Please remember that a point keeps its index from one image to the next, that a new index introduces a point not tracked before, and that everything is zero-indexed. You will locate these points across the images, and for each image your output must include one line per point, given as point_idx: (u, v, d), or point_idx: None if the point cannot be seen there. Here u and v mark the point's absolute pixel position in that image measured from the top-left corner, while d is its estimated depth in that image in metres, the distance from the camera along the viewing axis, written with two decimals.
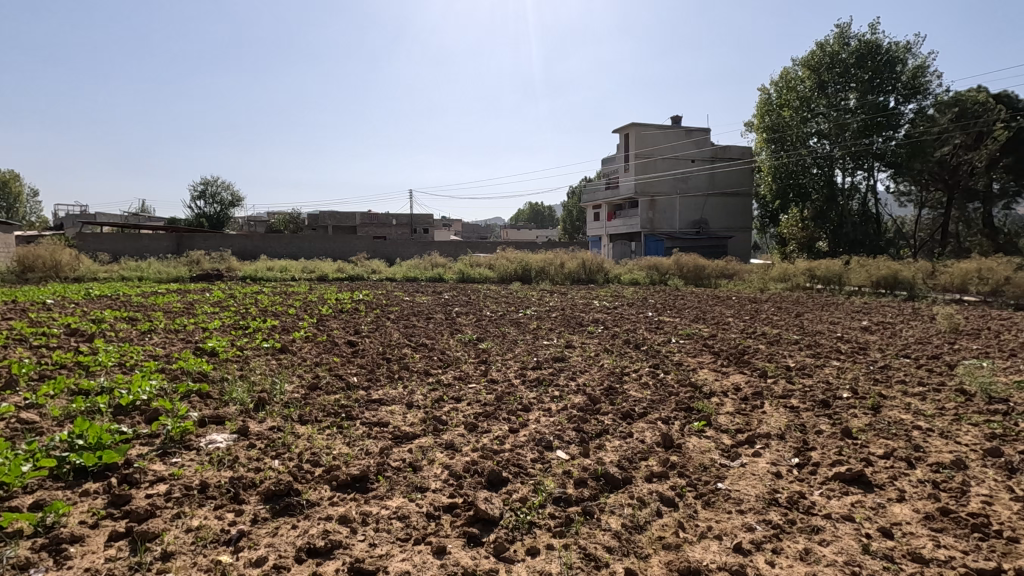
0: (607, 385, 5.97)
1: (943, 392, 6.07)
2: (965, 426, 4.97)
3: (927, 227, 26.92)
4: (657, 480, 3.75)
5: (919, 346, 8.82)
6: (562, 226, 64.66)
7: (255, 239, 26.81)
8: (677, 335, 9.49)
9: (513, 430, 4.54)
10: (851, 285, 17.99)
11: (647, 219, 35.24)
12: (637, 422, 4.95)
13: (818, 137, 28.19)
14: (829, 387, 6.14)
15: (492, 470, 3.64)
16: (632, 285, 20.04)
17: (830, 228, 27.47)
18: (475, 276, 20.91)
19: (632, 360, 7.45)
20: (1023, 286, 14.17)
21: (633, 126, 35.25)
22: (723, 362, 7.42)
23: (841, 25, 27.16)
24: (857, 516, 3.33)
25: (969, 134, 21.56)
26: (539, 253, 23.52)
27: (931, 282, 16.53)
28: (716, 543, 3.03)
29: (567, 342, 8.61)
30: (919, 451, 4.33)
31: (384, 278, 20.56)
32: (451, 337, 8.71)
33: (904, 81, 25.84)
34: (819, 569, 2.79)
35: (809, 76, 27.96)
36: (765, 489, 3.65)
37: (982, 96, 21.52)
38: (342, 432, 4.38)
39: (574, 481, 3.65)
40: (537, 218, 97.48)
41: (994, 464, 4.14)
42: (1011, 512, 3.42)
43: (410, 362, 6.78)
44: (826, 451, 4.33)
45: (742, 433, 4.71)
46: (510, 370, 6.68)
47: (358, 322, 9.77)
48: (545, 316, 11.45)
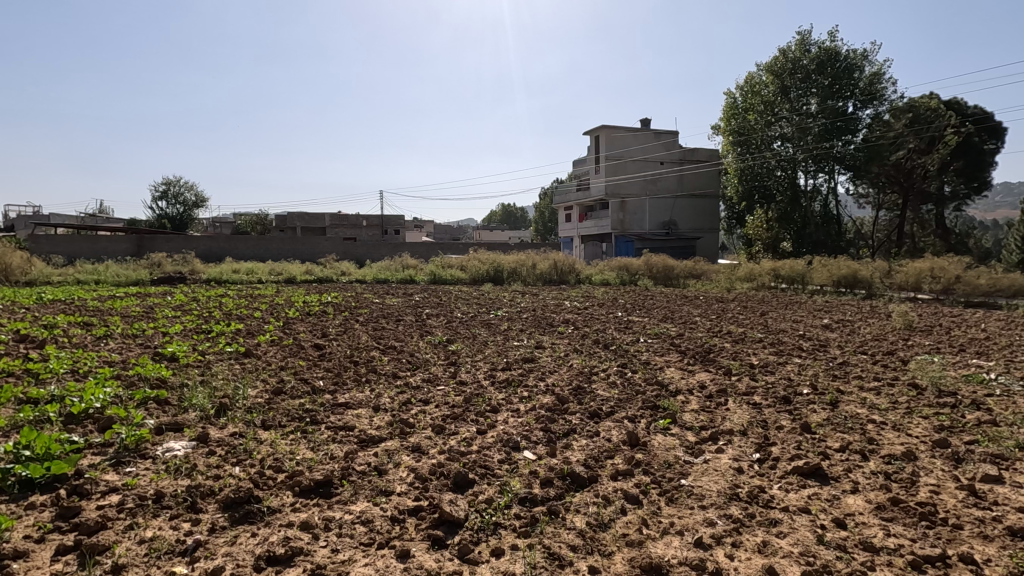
0: (575, 385, 6.02)
1: (896, 386, 6.32)
2: (916, 419, 5.18)
3: (884, 228, 27.92)
4: (623, 479, 3.80)
5: (876, 342, 9.16)
6: (535, 227, 64.92)
7: (221, 241, 26.15)
8: (646, 335, 9.62)
9: (480, 431, 4.54)
10: (813, 284, 18.61)
11: (618, 220, 35.65)
12: (604, 421, 5.00)
13: (781, 141, 28.96)
14: (791, 384, 6.33)
15: (459, 471, 3.63)
16: (603, 286, 20.28)
17: (794, 230, 28.25)
18: (446, 277, 20.79)
19: (600, 359, 7.52)
20: (972, 284, 14.96)
21: (604, 128, 35.65)
22: (689, 360, 7.56)
23: (802, 32, 27.97)
24: (813, 508, 3.43)
25: (923, 139, 22.40)
26: (512, 254, 23.63)
27: (888, 281, 17.10)
28: (677, 538, 3.08)
29: (538, 343, 8.65)
30: (873, 444, 4.50)
31: (355, 280, 20.29)
32: (420, 339, 8.64)
33: (861, 87, 26.78)
34: (776, 560, 2.87)
35: (772, 81, 28.69)
36: (726, 484, 3.73)
37: (934, 102, 22.47)
38: (307, 437, 4.30)
39: (540, 480, 3.67)
40: (510, 219, 97.74)
41: (941, 454, 4.33)
42: (956, 500, 3.59)
43: (378, 365, 6.70)
44: (785, 446, 4.45)
45: (706, 430, 4.81)
46: (479, 371, 6.68)
47: (325, 325, 9.60)
48: (517, 317, 11.46)
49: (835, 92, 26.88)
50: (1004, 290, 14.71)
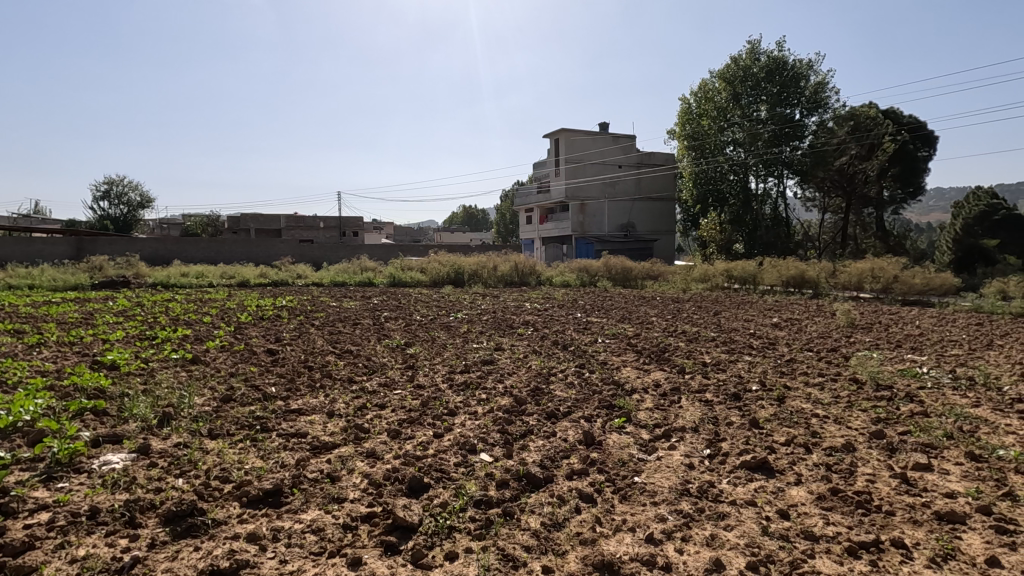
0: (534, 386, 6.06)
1: (839, 381, 6.64)
2: (856, 412, 5.45)
3: (829, 230, 29.21)
4: (577, 478, 3.85)
5: (821, 339, 9.60)
6: (496, 229, 65.03)
7: (168, 243, 25.10)
8: (604, 335, 9.79)
9: (437, 435, 4.51)
10: (763, 284, 19.30)
11: (578, 223, 36.05)
12: (560, 421, 5.05)
13: (733, 146, 29.90)
14: (741, 381, 6.55)
15: (413, 476, 3.60)
16: (563, 287, 20.50)
17: (746, 232, 29.18)
18: (406, 279, 20.58)
19: (559, 360, 7.62)
20: (910, 284, 15.84)
21: (563, 132, 36.03)
22: (645, 360, 7.72)
23: (752, 41, 29.05)
24: (759, 500, 3.56)
25: (863, 146, 23.76)
26: (471, 256, 23.60)
27: (833, 280, 17.87)
28: (630, 534, 3.14)
29: (497, 344, 8.66)
30: (815, 437, 4.70)
31: (311, 283, 19.81)
32: (378, 343, 8.52)
33: (807, 96, 28.02)
34: (723, 552, 2.96)
35: (725, 87, 29.65)
36: (677, 481, 3.82)
37: (873, 111, 23.80)
38: (257, 446, 4.18)
39: (496, 482, 3.68)
40: (472, 221, 97.58)
41: (877, 445, 4.57)
42: (890, 488, 3.79)
43: (333, 370, 6.57)
44: (734, 442, 4.59)
45: (660, 428, 4.92)
46: (437, 374, 6.62)
47: (279, 329, 9.35)
48: (476, 319, 11.45)
49: (783, 100, 28.04)
50: (936, 289, 15.68)
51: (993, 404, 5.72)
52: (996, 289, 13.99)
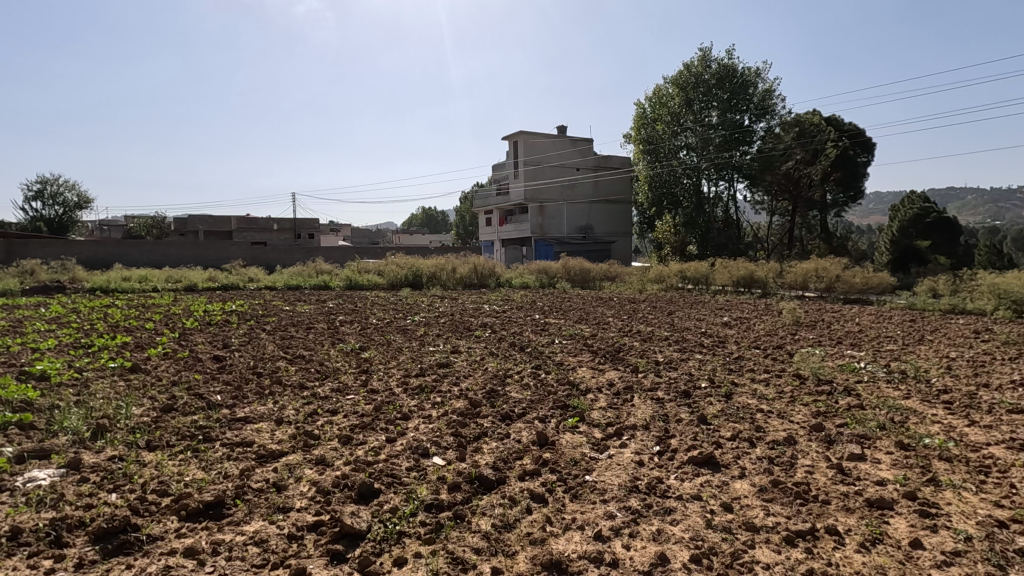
0: (489, 388, 6.06)
1: (783, 377, 6.93)
2: (798, 406, 5.69)
3: (777, 232, 30.41)
4: (530, 478, 3.88)
5: (768, 337, 9.97)
6: (456, 231, 64.80)
7: (109, 245, 23.88)
8: (561, 336, 9.89)
9: (390, 439, 4.46)
10: (715, 284, 19.91)
11: (537, 224, 36.25)
12: (515, 422, 5.08)
13: (686, 150, 30.73)
14: (691, 378, 6.74)
15: (363, 482, 3.54)
16: (522, 289, 20.60)
17: (699, 234, 30.03)
18: (363, 283, 20.22)
19: (515, 361, 7.66)
20: (851, 283, 16.60)
21: (521, 134, 36.20)
22: (600, 359, 7.84)
23: (703, 49, 29.95)
24: (704, 494, 3.67)
25: (808, 151, 24.88)
26: (430, 258, 23.39)
27: (781, 280, 18.55)
28: (578, 533, 3.18)
29: (453, 347, 8.62)
30: (759, 431, 4.89)
31: (264, 287, 19.22)
32: (331, 347, 8.35)
33: (755, 103, 29.14)
34: (669, 546, 3.04)
35: (678, 93, 30.47)
36: (627, 478, 3.89)
37: (816, 118, 25.04)
38: (199, 456, 4.02)
39: (448, 486, 3.65)
40: (431, 223, 96.90)
41: (816, 437, 4.79)
42: (827, 478, 3.98)
43: (283, 376, 6.38)
44: (683, 438, 4.72)
45: (612, 426, 5.01)
46: (392, 378, 6.54)
47: (227, 335, 9.02)
48: (434, 322, 11.36)
49: (732, 106, 29.08)
50: (875, 287, 16.45)
51: (922, 396, 6.09)
52: (928, 287, 14.87)
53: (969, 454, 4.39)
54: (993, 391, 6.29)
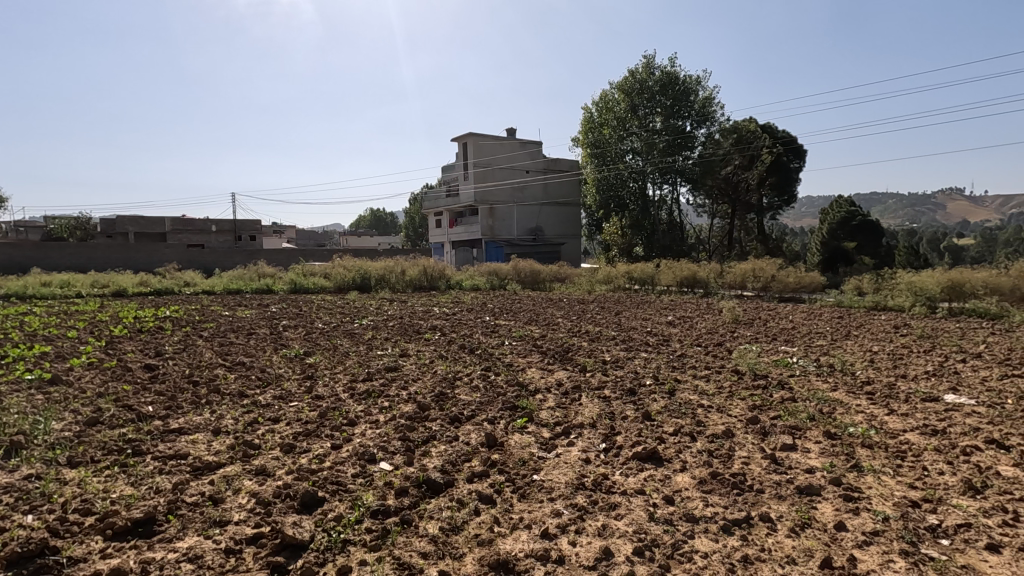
0: (438, 392, 6.01)
1: (723, 372, 7.23)
2: (736, 401, 5.95)
3: (718, 234, 31.67)
4: (478, 480, 3.88)
5: (709, 335, 10.37)
6: (405, 232, 63.88)
7: (26, 248, 22.17)
8: (510, 338, 9.93)
9: (335, 446, 4.35)
10: (660, 284, 20.51)
11: (487, 226, 36.25)
12: (464, 425, 5.07)
13: (632, 154, 31.55)
14: (637, 377, 6.92)
15: (306, 491, 3.44)
16: (472, 291, 20.54)
17: (645, 236, 30.86)
18: (309, 286, 19.60)
19: (465, 364, 7.64)
20: (785, 283, 17.50)
21: (471, 136, 36.12)
22: (549, 360, 7.93)
23: (647, 56, 30.85)
24: (648, 489, 3.78)
25: (745, 156, 26.10)
26: (378, 260, 22.94)
27: (721, 280, 19.25)
28: (526, 532, 3.22)
29: (402, 350, 8.50)
30: (700, 426, 5.08)
31: (201, 291, 18.32)
32: (274, 353, 8.07)
33: (696, 110, 30.29)
34: (613, 541, 3.12)
35: (623, 98, 31.27)
36: (573, 475, 3.97)
37: (752, 126, 26.31)
38: (127, 472, 3.79)
39: (395, 491, 3.61)
40: (380, 225, 95.12)
41: (752, 430, 5.02)
42: (761, 468, 4.18)
43: (222, 384, 6.11)
44: (628, 434, 4.85)
45: (560, 425, 5.08)
46: (338, 383, 6.37)
47: (159, 342, 8.54)
48: (382, 325, 11.17)
49: (675, 112, 30.10)
50: (807, 286, 17.40)
51: (847, 388, 6.51)
52: (854, 286, 15.88)
53: (888, 441, 4.73)
54: (909, 381, 6.79)
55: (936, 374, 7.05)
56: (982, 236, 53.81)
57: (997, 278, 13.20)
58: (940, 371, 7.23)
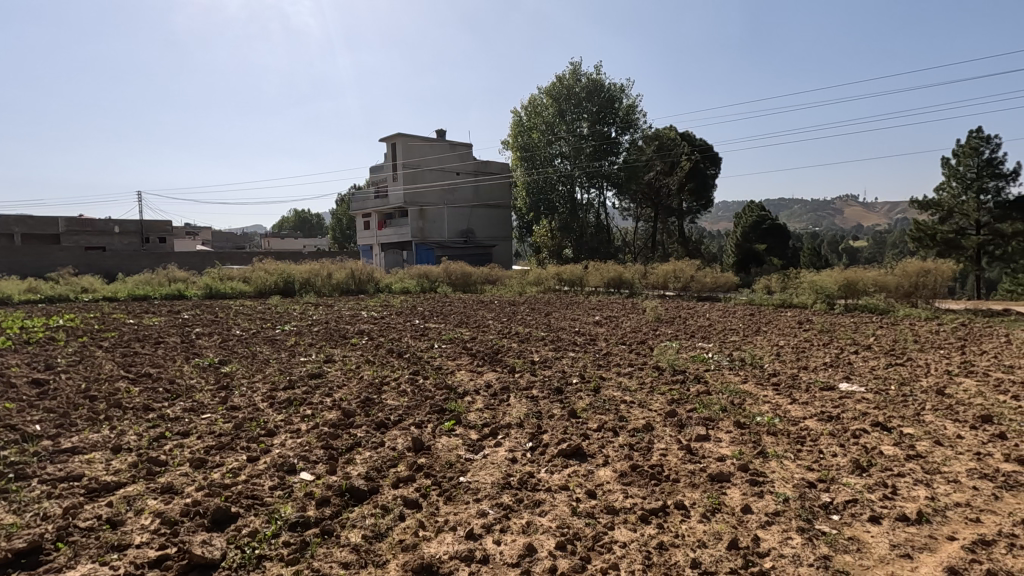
0: (364, 397, 5.87)
1: (645, 369, 7.55)
2: (656, 395, 6.24)
3: (642, 236, 32.95)
4: (404, 485, 3.83)
5: (634, 333, 10.78)
6: (332, 234, 61.81)
7: None
8: (440, 340, 9.87)
9: (251, 458, 4.15)
10: (589, 285, 21.09)
11: (417, 228, 35.70)
12: (391, 430, 4.98)
13: (561, 158, 32.16)
14: (564, 376, 7.09)
15: (218, 507, 3.27)
16: (402, 294, 20.22)
17: (573, 238, 31.59)
18: (226, 291, 18.53)
19: (393, 368, 7.52)
20: (703, 282, 18.52)
21: (400, 137, 35.45)
22: (478, 362, 7.93)
23: (574, 63, 31.70)
24: (571, 484, 3.89)
25: (666, 163, 27.42)
26: (302, 263, 22.04)
27: (646, 280, 20.02)
28: (451, 534, 3.22)
29: (327, 356, 8.22)
30: (622, 421, 5.28)
31: (102, 298, 16.85)
32: (185, 363, 7.56)
33: (621, 116, 31.43)
34: (536, 537, 3.19)
35: (551, 103, 31.93)
36: (500, 475, 4.00)
37: (672, 134, 27.78)
38: (8, 499, 3.43)
39: (315, 501, 3.49)
40: (305, 227, 91.48)
41: (670, 423, 5.28)
42: (678, 458, 4.42)
43: (124, 398, 5.65)
44: (554, 433, 4.94)
45: (488, 427, 5.11)
46: (256, 393, 6.06)
47: (51, 355, 7.76)
48: (306, 331, 10.75)
49: (601, 119, 31.13)
50: (722, 286, 18.52)
51: (756, 379, 7.00)
52: (764, 285, 17.02)
53: (790, 428, 5.13)
54: (809, 372, 7.41)
55: (833, 365, 7.74)
56: (873, 238, 59.47)
57: (885, 276, 14.37)
58: (836, 362, 7.93)
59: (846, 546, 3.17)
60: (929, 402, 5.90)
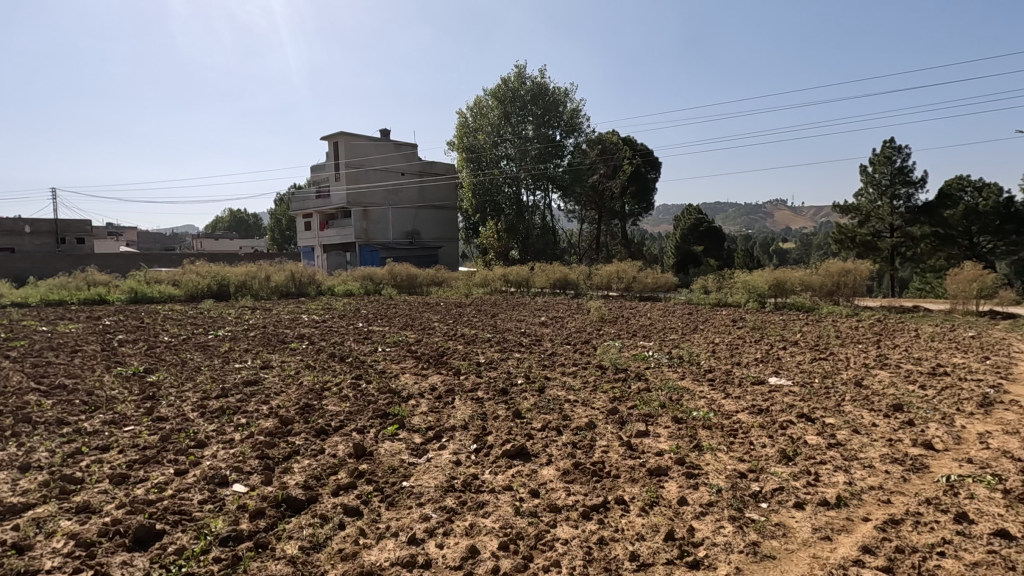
0: (303, 403, 5.68)
1: (589, 368, 7.70)
2: (599, 394, 6.38)
3: (587, 238, 33.60)
4: (343, 492, 3.74)
5: (578, 333, 10.98)
6: (270, 235, 59.40)
7: None
8: (384, 344, 9.68)
9: (178, 471, 3.93)
10: (534, 286, 21.29)
11: (361, 229, 34.91)
12: (331, 436, 4.85)
13: (506, 160, 32.29)
14: (509, 376, 7.13)
15: (141, 525, 3.07)
16: (345, 297, 19.70)
17: (520, 240, 31.72)
18: (153, 295, 17.44)
19: (335, 373, 7.32)
20: (645, 283, 19.08)
21: (342, 135, 34.56)
22: (423, 365, 7.85)
23: (519, 66, 31.97)
24: (515, 484, 3.92)
25: (609, 166, 28.44)
26: (237, 265, 21.03)
27: (590, 281, 20.40)
28: (392, 540, 3.17)
29: (264, 362, 7.89)
30: (566, 420, 5.37)
31: (10, 304, 15.46)
32: (106, 372, 7.05)
33: (565, 120, 31.95)
34: (479, 538, 3.19)
35: (497, 105, 32.08)
36: (443, 478, 3.97)
37: (614, 138, 28.71)
38: None
39: (249, 514, 3.35)
40: (241, 227, 87.43)
41: (612, 420, 5.42)
42: (618, 454, 4.54)
43: (34, 412, 5.21)
44: (499, 434, 4.96)
45: (432, 430, 5.06)
46: (186, 403, 5.74)
47: None
48: (242, 336, 10.27)
49: (545, 122, 31.56)
50: (662, 286, 19.16)
51: (693, 375, 7.30)
52: (701, 285, 17.75)
53: (723, 421, 5.37)
54: (742, 367, 7.80)
55: (763, 360, 8.17)
56: (800, 239, 63.36)
57: (810, 276, 15.31)
58: (766, 358, 8.38)
59: (772, 532, 3.35)
60: (847, 393, 6.33)
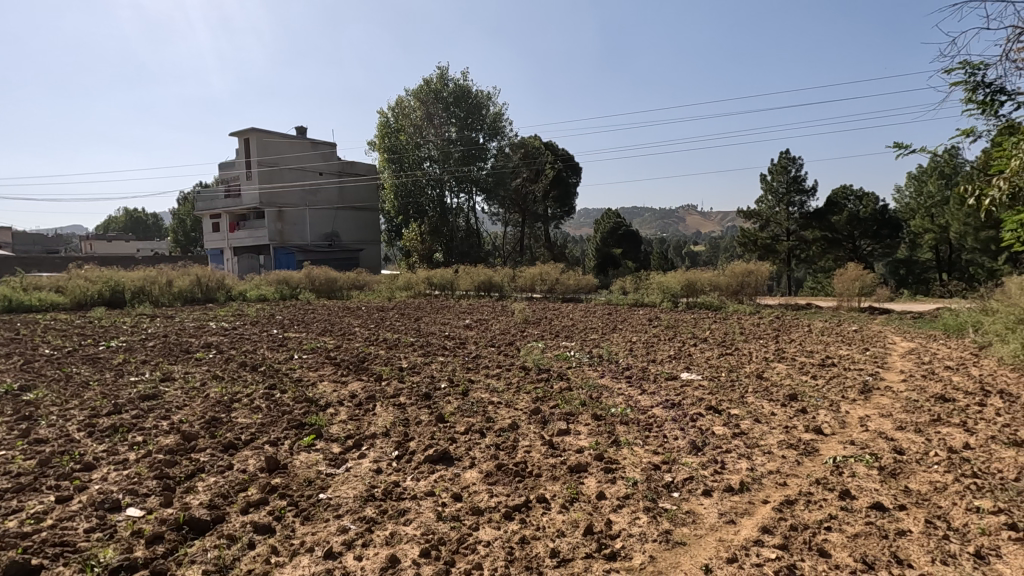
0: (210, 417, 5.30)
1: (512, 369, 7.77)
2: (522, 395, 6.45)
3: (511, 241, 33.92)
4: (254, 509, 3.53)
5: (502, 335, 11.05)
6: (173, 237, 55.05)
7: None
8: (301, 351, 9.25)
9: (60, 498, 3.54)
10: (459, 289, 21.15)
11: (275, 231, 33.25)
12: (241, 450, 4.57)
13: (429, 162, 31.90)
14: (431, 381, 7.05)
15: (13, 561, 2.74)
16: (258, 303, 18.63)
17: (444, 242, 31.34)
18: (32, 303, 15.61)
19: (246, 383, 6.90)
20: (568, 284, 19.55)
21: (254, 132, 32.77)
22: (343, 371, 7.58)
23: (441, 68, 31.75)
24: (437, 489, 3.87)
25: (532, 170, 29.48)
26: (134, 269, 19.29)
27: (515, 283, 20.60)
28: (307, 556, 3.03)
29: (164, 374, 7.29)
30: (489, 422, 5.38)
31: None
32: None
33: (487, 123, 32.09)
34: (400, 546, 3.13)
35: (419, 106, 31.77)
36: (363, 488, 3.86)
37: (536, 142, 29.66)
38: None
39: (146, 540, 3.08)
40: (137, 228, 80.29)
41: (534, 420, 5.51)
42: (541, 454, 4.61)
43: None
44: (421, 439, 4.89)
45: (351, 438, 4.90)
46: (70, 422, 5.18)
47: None
48: (138, 347, 9.41)
49: (468, 125, 31.62)
50: (584, 288, 19.70)
51: (612, 373, 7.58)
52: (620, 286, 18.43)
53: (639, 416, 5.61)
54: (656, 364, 8.19)
55: (676, 357, 8.62)
56: (710, 242, 67.55)
57: (718, 277, 16.31)
58: (679, 354, 8.85)
59: (683, 519, 3.54)
60: (750, 385, 6.82)
